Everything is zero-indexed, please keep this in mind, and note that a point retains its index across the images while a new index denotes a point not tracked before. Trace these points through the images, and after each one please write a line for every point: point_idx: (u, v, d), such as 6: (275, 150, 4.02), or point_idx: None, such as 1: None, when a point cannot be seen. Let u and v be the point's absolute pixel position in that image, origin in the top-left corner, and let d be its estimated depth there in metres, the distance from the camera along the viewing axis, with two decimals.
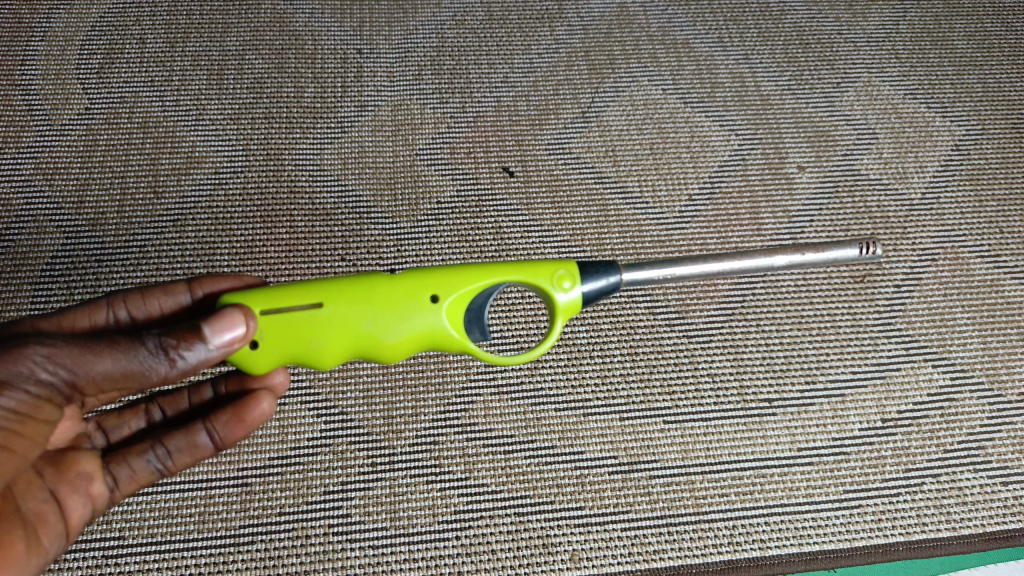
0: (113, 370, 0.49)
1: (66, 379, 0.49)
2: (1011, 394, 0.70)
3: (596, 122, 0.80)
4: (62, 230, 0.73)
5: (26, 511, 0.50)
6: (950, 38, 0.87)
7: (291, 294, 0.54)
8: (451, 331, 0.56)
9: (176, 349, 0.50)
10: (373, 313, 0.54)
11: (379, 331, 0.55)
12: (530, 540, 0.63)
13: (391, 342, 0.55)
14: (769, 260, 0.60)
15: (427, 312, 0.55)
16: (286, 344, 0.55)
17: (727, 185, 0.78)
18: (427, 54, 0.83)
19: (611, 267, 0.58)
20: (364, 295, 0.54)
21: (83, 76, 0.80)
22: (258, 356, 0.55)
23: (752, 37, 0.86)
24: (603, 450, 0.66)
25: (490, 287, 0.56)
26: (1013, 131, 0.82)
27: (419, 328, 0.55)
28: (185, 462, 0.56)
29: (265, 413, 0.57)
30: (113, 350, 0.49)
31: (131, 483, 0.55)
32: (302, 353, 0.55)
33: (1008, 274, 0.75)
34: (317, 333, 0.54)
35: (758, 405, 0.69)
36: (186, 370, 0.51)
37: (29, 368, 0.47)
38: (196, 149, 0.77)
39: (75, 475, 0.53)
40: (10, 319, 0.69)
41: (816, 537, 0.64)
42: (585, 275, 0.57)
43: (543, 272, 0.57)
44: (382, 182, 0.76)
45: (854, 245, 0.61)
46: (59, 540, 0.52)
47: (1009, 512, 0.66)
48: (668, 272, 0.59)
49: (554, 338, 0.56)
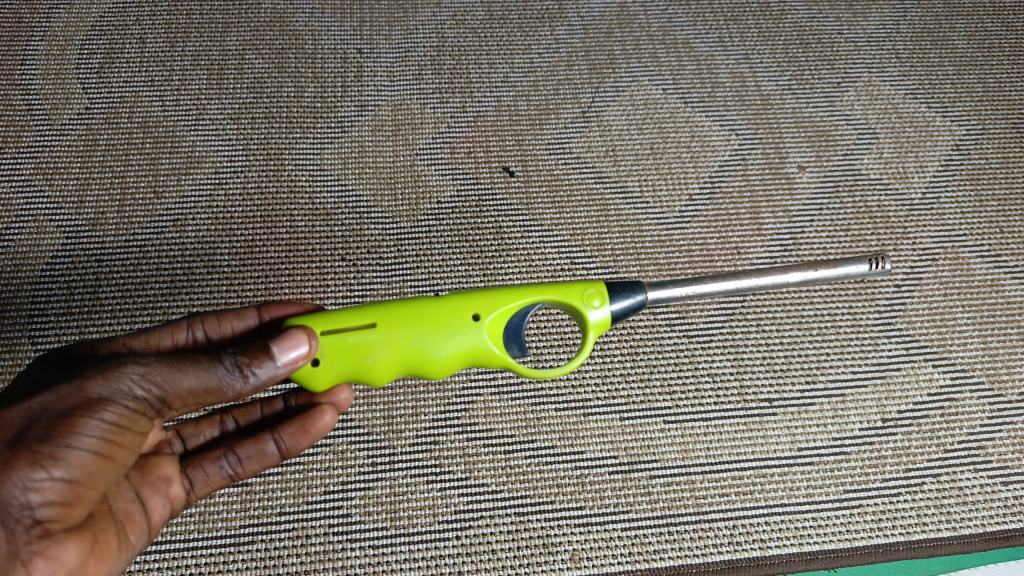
0: (196, 386, 0.50)
1: (158, 395, 0.49)
2: (1011, 394, 0.70)
3: (596, 121, 0.80)
4: (62, 230, 0.73)
5: (116, 511, 0.50)
6: (950, 38, 0.87)
7: (350, 315, 0.55)
8: (493, 348, 0.56)
9: (248, 366, 0.50)
10: (420, 331, 0.55)
11: (427, 347, 0.55)
12: (529, 540, 0.63)
13: (439, 359, 0.56)
14: (784, 277, 0.61)
15: (471, 330, 0.56)
16: (346, 360, 0.55)
17: (727, 185, 0.78)
18: (427, 54, 0.82)
19: (637, 287, 0.58)
20: (412, 314, 0.55)
21: (83, 76, 0.80)
22: (320, 373, 0.55)
23: (752, 37, 0.86)
24: (603, 450, 0.66)
25: (528, 305, 0.57)
26: (1013, 131, 0.82)
27: (464, 345, 0.56)
28: (253, 469, 0.57)
29: (328, 426, 0.57)
30: (196, 368, 0.49)
31: (204, 486, 0.56)
32: (360, 370, 0.56)
33: (1008, 274, 0.75)
34: (374, 350, 0.55)
35: (758, 406, 0.69)
36: (258, 386, 0.52)
37: (127, 385, 0.47)
38: (197, 149, 0.76)
39: (156, 478, 0.53)
40: (10, 319, 0.69)
41: (816, 537, 0.64)
42: (614, 294, 0.58)
43: (573, 292, 0.57)
44: (383, 182, 0.76)
45: (864, 261, 0.62)
46: (142, 537, 0.52)
47: (1009, 513, 0.66)
48: (689, 290, 0.60)
49: (589, 352, 0.57)
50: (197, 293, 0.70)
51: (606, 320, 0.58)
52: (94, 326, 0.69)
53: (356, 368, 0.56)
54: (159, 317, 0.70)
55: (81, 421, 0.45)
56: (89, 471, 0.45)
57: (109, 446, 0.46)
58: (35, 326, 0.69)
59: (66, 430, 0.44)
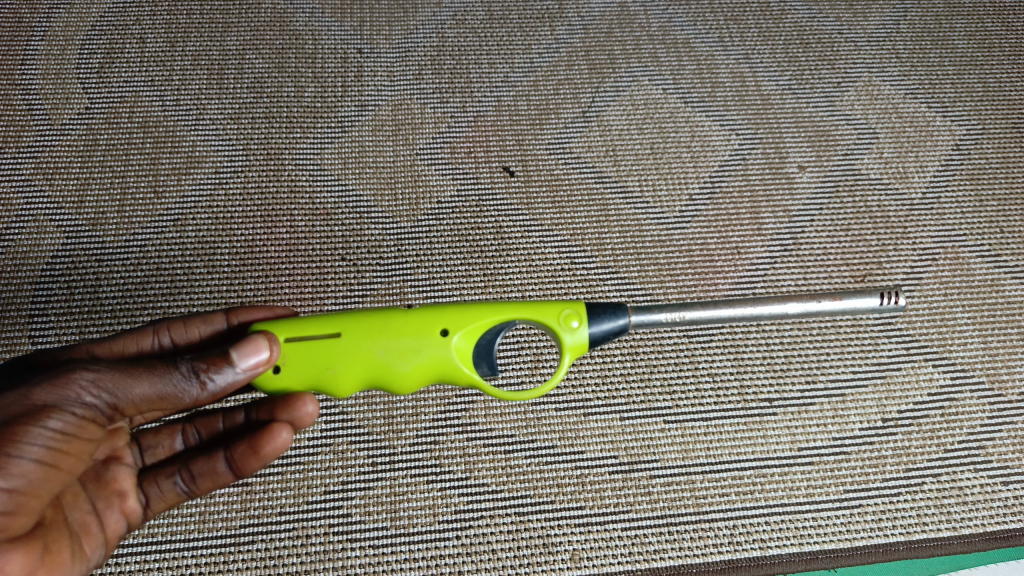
0: (150, 393, 0.50)
1: (109, 402, 0.49)
2: (1011, 394, 0.70)
3: (596, 121, 0.80)
4: (62, 230, 0.73)
5: (72, 522, 0.50)
6: (950, 38, 0.87)
7: (314, 325, 0.55)
8: (460, 365, 0.56)
9: (206, 371, 0.51)
10: (386, 344, 0.55)
11: (392, 360, 0.55)
12: (530, 540, 0.63)
13: (403, 372, 0.56)
14: (782, 307, 0.60)
15: (439, 343, 0.55)
16: (308, 369, 0.55)
17: (727, 185, 0.78)
18: (427, 54, 0.82)
19: (619, 309, 0.58)
20: (379, 326, 0.55)
21: (83, 75, 0.80)
22: (281, 380, 0.56)
23: (752, 36, 0.86)
24: (603, 450, 0.66)
25: (500, 324, 0.57)
26: (1013, 131, 0.82)
27: (429, 359, 0.55)
28: (207, 487, 0.55)
29: (282, 445, 0.54)
30: (150, 374, 0.49)
31: (160, 503, 0.55)
32: (322, 381, 0.56)
33: (1008, 274, 0.75)
34: (336, 361, 0.55)
35: (758, 406, 0.69)
36: (216, 393, 0.52)
37: (75, 392, 0.47)
38: (197, 149, 0.76)
39: (111, 491, 0.53)
40: (9, 319, 0.69)
41: (816, 537, 0.64)
42: (595, 317, 0.57)
43: (550, 312, 0.57)
44: (383, 182, 0.76)
45: (875, 295, 0.62)
46: (99, 549, 0.52)
47: (1009, 513, 0.66)
48: (678, 315, 0.59)
49: (565, 372, 0.56)
50: (197, 293, 0.70)
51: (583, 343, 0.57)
52: (94, 327, 0.69)
53: (318, 378, 0.56)
54: (159, 316, 0.70)
55: (22, 429, 0.45)
56: (32, 480, 0.45)
57: (54, 454, 0.46)
58: (35, 326, 0.69)
59: (8, 439, 0.44)
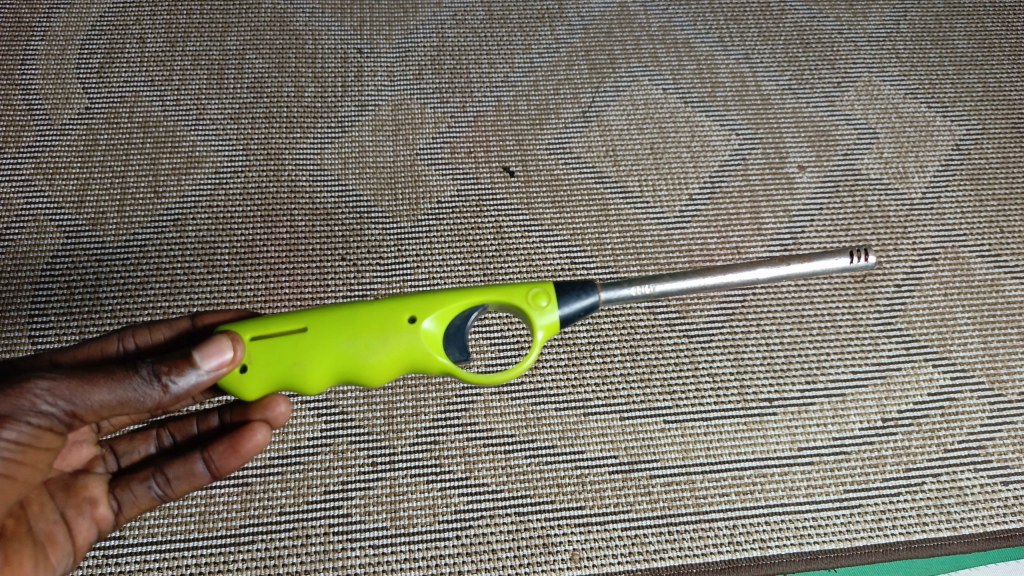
0: (110, 400, 0.49)
1: (66, 409, 0.48)
2: (1011, 394, 0.70)
3: (597, 121, 0.80)
4: (62, 230, 0.73)
5: (37, 532, 0.51)
6: (950, 38, 0.87)
7: (278, 321, 0.55)
8: (428, 350, 0.55)
9: (167, 374, 0.50)
10: (351, 335, 0.54)
11: (358, 348, 0.54)
12: (529, 540, 0.63)
13: (370, 361, 0.55)
14: (752, 273, 0.58)
15: (405, 331, 0.54)
16: (274, 365, 0.55)
17: (727, 185, 0.78)
18: (427, 54, 0.82)
19: (587, 287, 0.57)
20: (343, 318, 0.55)
21: (83, 75, 0.80)
22: (248, 378, 0.55)
23: (752, 37, 0.86)
24: (603, 450, 0.66)
25: (466, 309, 0.56)
26: (1013, 131, 0.82)
27: (396, 346, 0.55)
28: (184, 489, 0.55)
29: (260, 444, 0.55)
30: (108, 380, 0.49)
31: (133, 508, 0.55)
32: (289, 377, 0.55)
33: (1008, 274, 0.75)
34: (302, 355, 0.55)
35: (758, 406, 0.69)
36: (181, 395, 0.51)
37: (30, 401, 0.47)
38: (197, 149, 0.76)
39: (81, 499, 0.54)
40: (9, 319, 0.69)
41: (816, 537, 0.64)
42: (563, 296, 0.56)
43: (517, 293, 0.56)
44: (383, 182, 0.76)
45: (844, 254, 0.59)
46: (66, 559, 0.53)
47: (1009, 513, 0.66)
48: (650, 289, 0.57)
49: (538, 351, 0.55)
50: (197, 293, 0.70)
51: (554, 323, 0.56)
52: (94, 327, 0.69)
53: (284, 374, 0.55)
54: (159, 317, 0.70)
55: None
56: None
57: (10, 465, 0.47)
58: (35, 326, 0.69)
59: None
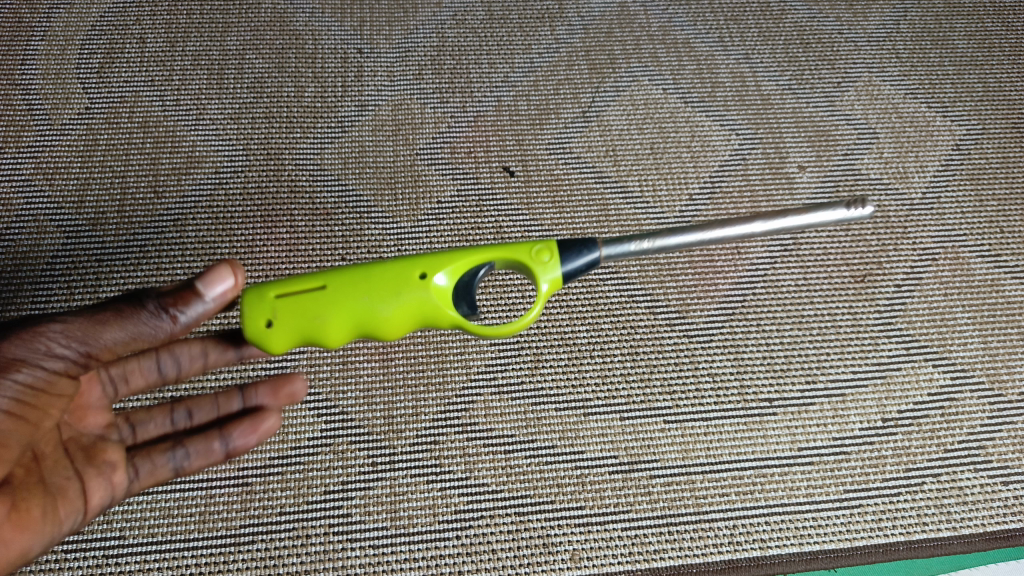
0: (122, 336, 0.52)
1: (79, 351, 0.50)
2: (1011, 393, 0.70)
3: (597, 121, 0.80)
4: (62, 230, 0.72)
5: (48, 484, 0.50)
6: (950, 38, 0.87)
7: (300, 280, 0.54)
8: (443, 303, 0.55)
9: (174, 306, 0.53)
10: (366, 288, 0.54)
11: (375, 300, 0.54)
12: (529, 540, 0.63)
13: (388, 314, 0.54)
14: (750, 228, 0.57)
15: (421, 283, 0.54)
16: (289, 319, 0.54)
17: (727, 185, 0.78)
18: (427, 54, 0.82)
19: (589, 243, 0.56)
20: (362, 273, 0.54)
21: (83, 75, 0.80)
22: (263, 335, 0.54)
23: (752, 37, 0.86)
24: (603, 450, 0.66)
25: (476, 265, 0.56)
26: (1013, 131, 0.82)
27: (412, 298, 0.54)
28: (199, 466, 0.57)
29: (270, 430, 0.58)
30: (118, 319, 0.51)
31: (150, 479, 0.56)
32: (307, 332, 0.54)
33: (1008, 274, 0.75)
34: (320, 307, 0.54)
35: (758, 406, 0.69)
36: (189, 325, 0.54)
37: (44, 344, 0.49)
38: (197, 148, 0.76)
39: (99, 462, 0.53)
40: (9, 319, 0.69)
41: (816, 537, 0.64)
42: (566, 252, 0.56)
43: (520, 248, 0.56)
44: (383, 182, 0.76)
45: (841, 205, 0.57)
46: (76, 516, 0.51)
47: (1009, 513, 0.66)
48: (650, 243, 0.56)
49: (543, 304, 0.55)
50: None
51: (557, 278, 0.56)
52: None
53: (301, 329, 0.54)
54: None
55: None
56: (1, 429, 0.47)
57: (23, 406, 0.48)
58: None
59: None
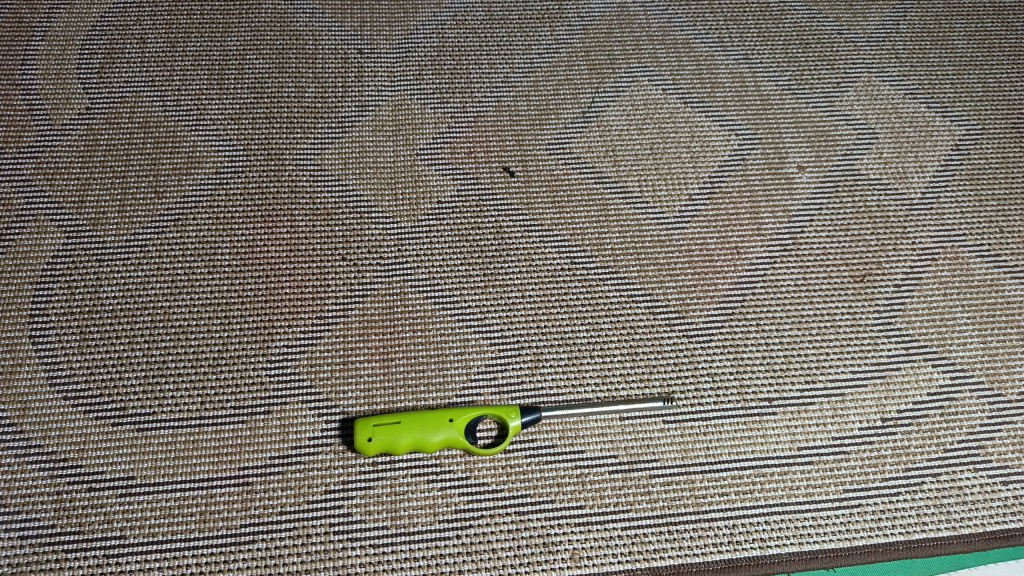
0: None
1: None
2: (1011, 393, 0.70)
3: (596, 121, 0.80)
4: (63, 230, 0.73)
5: None
6: (950, 39, 0.87)
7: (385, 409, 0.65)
8: (469, 444, 0.64)
9: None
10: (424, 422, 0.63)
11: (427, 432, 0.63)
12: (530, 539, 0.63)
13: (437, 444, 0.63)
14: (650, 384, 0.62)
15: (453, 429, 0.63)
16: (379, 432, 0.63)
17: (727, 185, 0.78)
18: (427, 54, 0.83)
19: (529, 411, 0.65)
20: (412, 427, 0.63)
21: (83, 75, 0.80)
22: (358, 446, 0.63)
23: (752, 37, 0.86)
24: (603, 450, 0.66)
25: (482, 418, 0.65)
26: (1013, 131, 0.82)
27: (453, 441, 0.63)
28: None
29: None
30: None
31: None
32: (391, 448, 0.63)
33: (1008, 274, 0.75)
34: (400, 431, 0.63)
35: (758, 405, 0.69)
36: None
37: None
38: (197, 149, 0.77)
39: None
40: (10, 319, 0.69)
41: (816, 537, 0.64)
42: (519, 408, 0.65)
43: (494, 412, 0.64)
44: (383, 182, 0.76)
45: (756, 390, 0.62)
46: None
47: (1009, 513, 0.66)
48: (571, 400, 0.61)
49: (507, 445, 0.64)
50: (197, 293, 0.71)
51: (517, 428, 0.64)
52: (94, 326, 0.69)
53: (387, 445, 0.63)
54: (159, 316, 0.70)
55: None
56: None
57: None
58: (35, 326, 0.69)
59: None
